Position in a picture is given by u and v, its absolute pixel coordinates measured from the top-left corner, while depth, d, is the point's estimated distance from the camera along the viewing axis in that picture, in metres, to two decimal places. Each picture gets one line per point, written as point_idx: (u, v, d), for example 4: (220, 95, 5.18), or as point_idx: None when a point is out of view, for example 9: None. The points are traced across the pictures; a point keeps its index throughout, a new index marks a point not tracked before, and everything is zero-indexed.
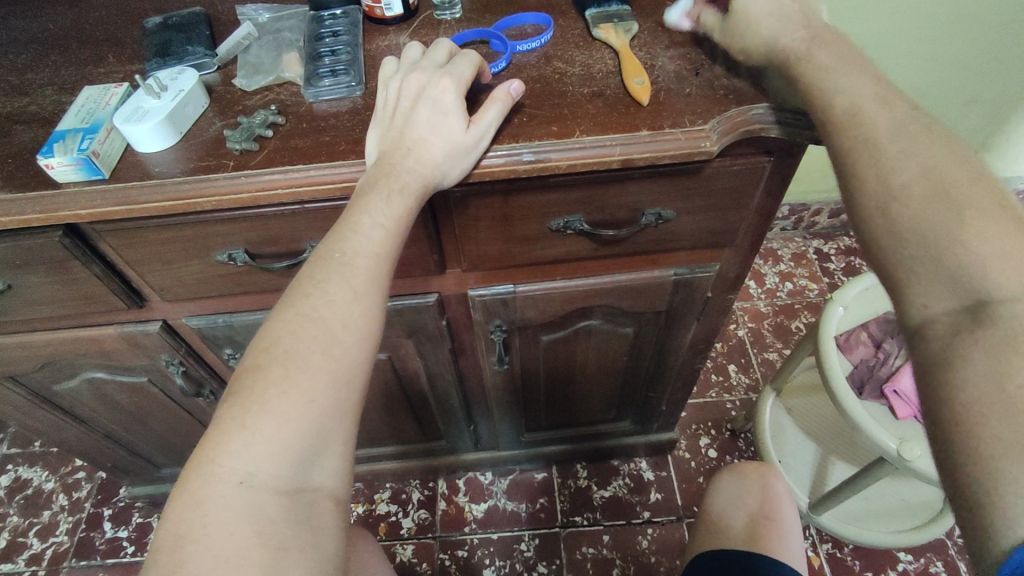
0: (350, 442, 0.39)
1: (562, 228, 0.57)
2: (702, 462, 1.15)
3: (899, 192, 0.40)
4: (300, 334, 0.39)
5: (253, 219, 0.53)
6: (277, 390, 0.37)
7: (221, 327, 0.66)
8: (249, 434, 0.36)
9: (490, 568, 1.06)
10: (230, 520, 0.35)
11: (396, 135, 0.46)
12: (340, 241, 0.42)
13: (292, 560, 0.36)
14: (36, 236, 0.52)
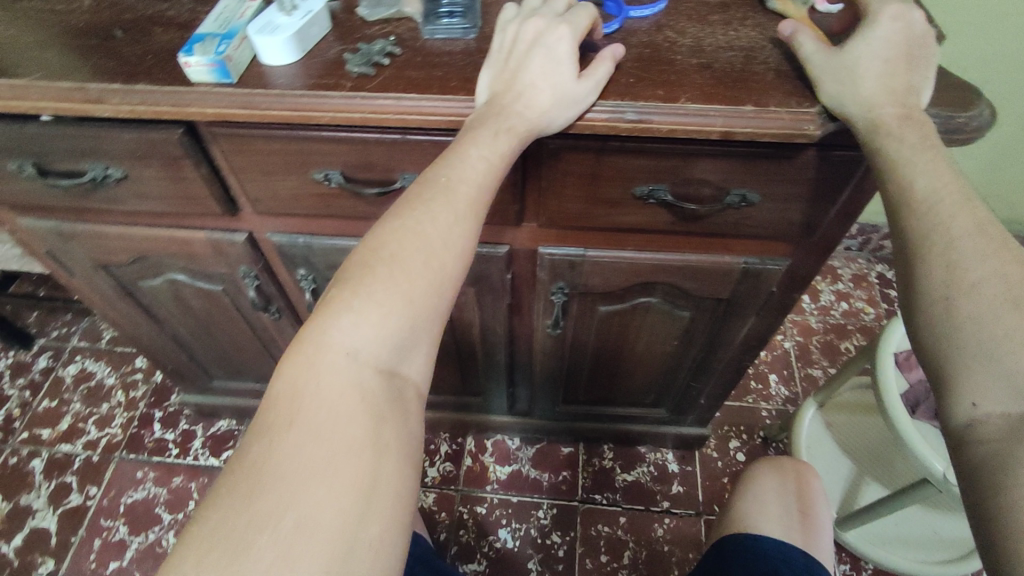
0: (437, 341, 0.44)
1: (645, 196, 0.58)
2: (729, 464, 1.15)
3: (949, 262, 0.38)
4: (405, 242, 0.43)
5: (356, 143, 0.56)
6: (382, 285, 0.41)
7: (300, 247, 0.70)
8: (358, 316, 0.41)
9: (506, 528, 1.09)
10: (337, 383, 0.39)
11: (510, 79, 0.48)
12: (446, 167, 0.45)
13: (387, 428, 0.40)
14: (159, 130, 0.55)
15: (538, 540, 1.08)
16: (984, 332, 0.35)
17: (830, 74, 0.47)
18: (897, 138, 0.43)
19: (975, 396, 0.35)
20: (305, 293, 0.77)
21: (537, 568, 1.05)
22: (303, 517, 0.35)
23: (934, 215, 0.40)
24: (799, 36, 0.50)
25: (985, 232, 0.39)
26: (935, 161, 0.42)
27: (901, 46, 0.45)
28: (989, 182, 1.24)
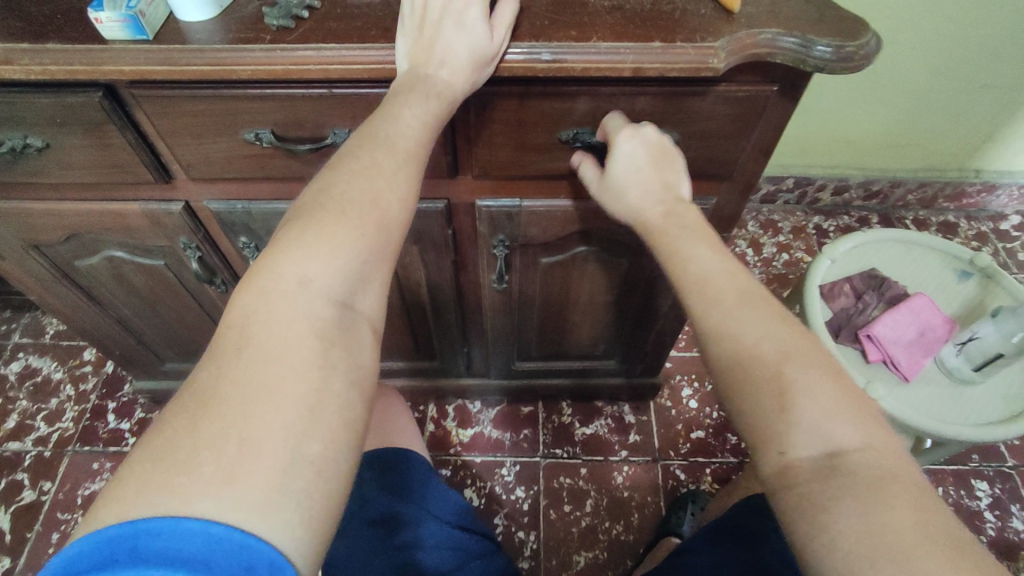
0: (387, 277, 0.45)
1: (571, 139, 0.60)
2: (682, 411, 1.20)
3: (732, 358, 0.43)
4: (351, 183, 0.45)
5: (282, 100, 0.56)
6: (332, 220, 0.43)
7: (239, 213, 0.70)
8: (309, 247, 0.42)
9: (471, 488, 1.12)
10: (285, 311, 0.39)
11: (422, 49, 0.49)
12: (382, 122, 0.48)
13: (338, 352, 0.40)
14: (78, 95, 0.55)
15: (503, 496, 1.11)
16: (769, 385, 0.41)
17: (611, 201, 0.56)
18: (668, 233, 0.50)
19: (781, 445, 0.40)
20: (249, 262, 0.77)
21: (502, 522, 1.08)
22: (248, 433, 0.34)
23: (715, 315, 0.44)
24: (584, 164, 0.61)
25: (758, 308, 0.44)
26: (705, 250, 0.48)
27: (640, 150, 0.54)
28: (910, 128, 1.31)
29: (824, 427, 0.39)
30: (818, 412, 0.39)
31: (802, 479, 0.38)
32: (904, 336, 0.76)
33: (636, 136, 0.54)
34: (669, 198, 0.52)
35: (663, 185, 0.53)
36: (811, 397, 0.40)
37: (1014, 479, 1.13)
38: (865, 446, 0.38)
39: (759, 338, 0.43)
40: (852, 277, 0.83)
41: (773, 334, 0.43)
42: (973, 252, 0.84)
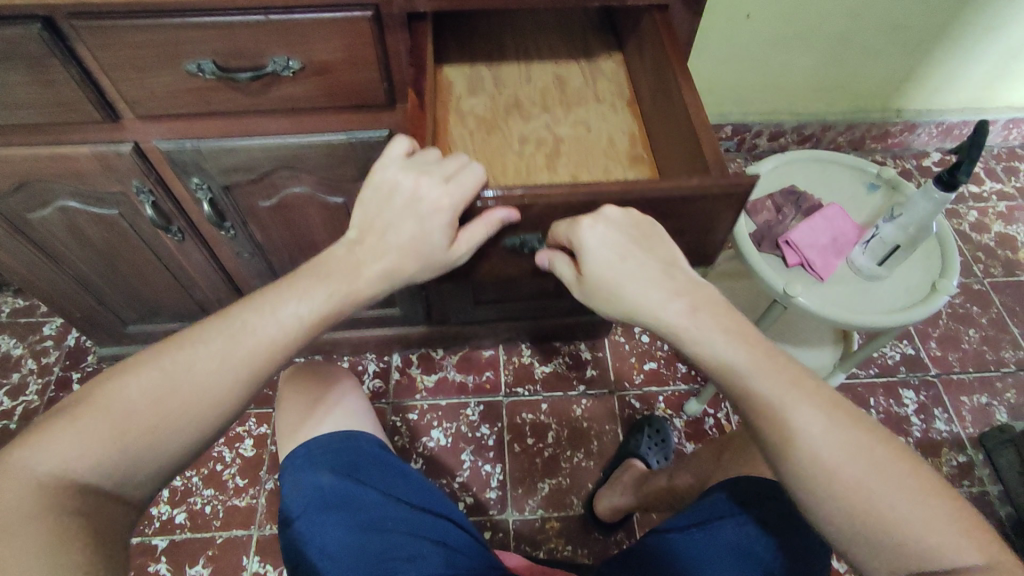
0: (154, 462, 0.49)
1: (520, 245, 0.60)
2: (635, 345, 1.27)
3: (817, 466, 0.50)
4: (152, 380, 0.49)
5: (221, 28, 0.60)
6: (101, 409, 0.48)
7: (188, 152, 0.73)
8: (67, 435, 0.46)
9: (438, 429, 1.17)
10: (22, 493, 0.44)
11: (374, 228, 0.56)
12: (204, 325, 0.53)
13: (70, 531, 0.44)
14: (18, 27, 0.57)
15: (468, 434, 1.16)
16: (844, 484, 0.49)
17: (604, 301, 0.56)
18: (707, 339, 0.54)
19: (876, 548, 0.49)
20: (203, 204, 0.80)
21: (469, 458, 1.14)
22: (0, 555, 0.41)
23: (788, 427, 0.51)
24: (556, 261, 0.59)
25: (831, 414, 0.51)
26: (750, 357, 0.53)
27: (618, 236, 0.54)
28: (833, 71, 1.39)
29: (908, 524, 0.48)
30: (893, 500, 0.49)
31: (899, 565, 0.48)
32: (818, 242, 0.83)
33: (601, 218, 0.54)
34: (689, 287, 0.55)
35: (666, 279, 0.54)
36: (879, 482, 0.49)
37: (936, 385, 1.23)
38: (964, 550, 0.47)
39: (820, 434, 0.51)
40: (773, 193, 0.90)
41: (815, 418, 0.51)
42: (879, 166, 0.92)
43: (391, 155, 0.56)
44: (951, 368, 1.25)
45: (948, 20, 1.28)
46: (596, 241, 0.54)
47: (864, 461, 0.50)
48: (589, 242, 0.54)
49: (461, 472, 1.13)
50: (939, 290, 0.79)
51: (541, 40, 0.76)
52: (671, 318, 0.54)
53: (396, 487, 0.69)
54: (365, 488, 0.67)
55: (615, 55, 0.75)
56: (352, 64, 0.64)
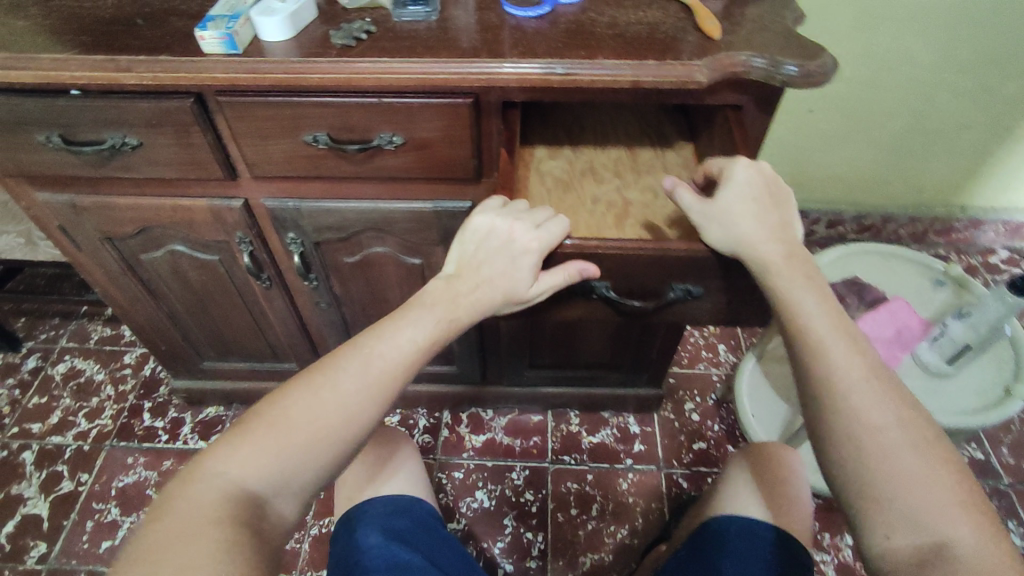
0: (310, 481, 0.48)
1: (588, 290, 0.59)
2: (685, 423, 1.25)
3: (837, 411, 0.46)
4: (302, 403, 0.48)
5: (340, 107, 0.68)
6: (267, 427, 0.48)
7: (290, 210, 0.81)
8: (235, 452, 0.46)
9: (482, 490, 1.17)
10: (202, 500, 0.44)
11: (470, 265, 0.59)
12: (350, 349, 0.52)
13: (246, 543, 0.44)
14: (174, 100, 0.67)
15: (512, 498, 1.16)
16: (887, 458, 0.43)
17: (711, 225, 0.54)
18: (789, 282, 0.51)
19: (887, 531, 0.42)
20: (294, 257, 0.87)
21: (512, 523, 1.13)
22: (190, 555, 0.41)
23: (843, 391, 0.46)
24: (676, 190, 0.56)
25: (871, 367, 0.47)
26: (817, 301, 0.50)
27: (760, 185, 0.54)
28: (896, 165, 1.41)
29: (927, 502, 0.42)
30: (931, 492, 0.42)
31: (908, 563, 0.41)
32: (883, 334, 0.83)
33: (754, 167, 0.54)
34: (787, 238, 0.53)
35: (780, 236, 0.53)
36: (922, 471, 0.42)
37: (1010, 495, 1.16)
38: (967, 538, 0.40)
39: (879, 412, 0.45)
40: (834, 283, 0.91)
41: (879, 399, 0.45)
42: (945, 264, 0.93)
43: (489, 208, 0.61)
44: None
45: (1014, 124, 1.30)
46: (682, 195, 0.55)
47: (906, 434, 0.44)
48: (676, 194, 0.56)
49: (502, 537, 1.12)
50: (1012, 396, 0.77)
51: (618, 129, 0.83)
52: (763, 254, 0.52)
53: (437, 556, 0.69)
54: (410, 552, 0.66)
55: (687, 146, 0.80)
56: (449, 142, 0.71)
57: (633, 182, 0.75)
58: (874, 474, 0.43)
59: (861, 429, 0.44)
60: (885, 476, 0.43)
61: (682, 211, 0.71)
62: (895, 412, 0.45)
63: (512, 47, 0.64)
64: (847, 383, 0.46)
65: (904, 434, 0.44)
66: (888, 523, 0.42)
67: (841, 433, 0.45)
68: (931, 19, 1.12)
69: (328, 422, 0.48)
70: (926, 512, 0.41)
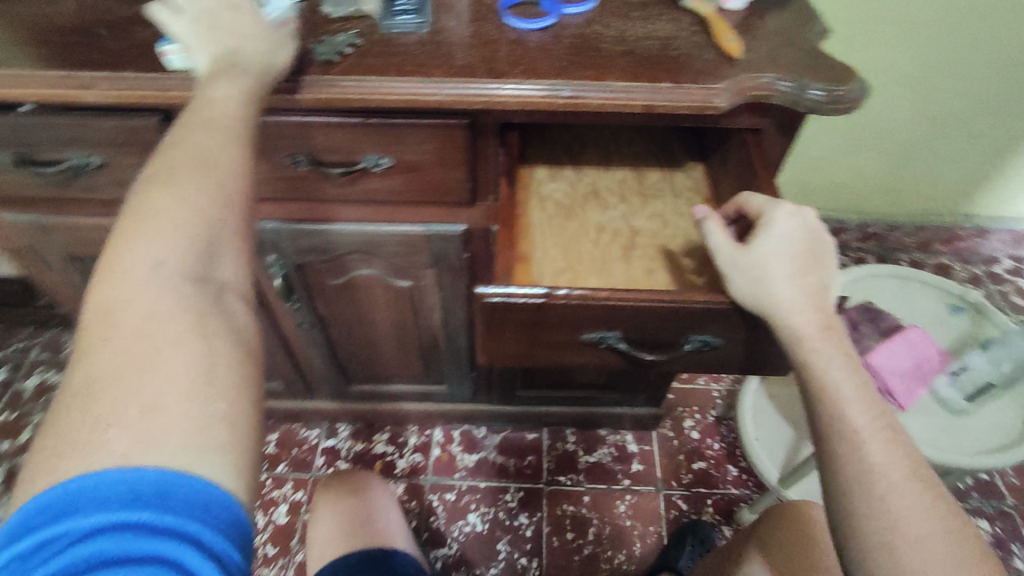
0: (242, 255, 0.42)
1: (596, 341, 0.53)
2: (685, 442, 1.21)
3: (889, 541, 0.40)
4: (171, 202, 0.40)
5: (322, 127, 0.61)
6: (153, 224, 0.39)
7: (270, 232, 0.75)
8: (139, 255, 0.38)
9: (475, 513, 1.13)
10: (140, 310, 0.36)
11: (203, 27, 0.51)
12: (189, 132, 0.44)
13: (214, 322, 0.38)
14: (138, 119, 0.60)
15: (506, 522, 1.12)
16: None
17: (742, 274, 0.49)
18: (823, 354, 0.46)
19: None
20: (275, 280, 0.81)
21: (505, 548, 1.09)
22: (142, 404, 0.33)
23: (886, 498, 0.41)
24: (708, 223, 0.52)
25: (916, 478, 0.42)
26: (854, 381, 0.46)
27: (803, 236, 0.49)
28: (904, 173, 1.37)
29: None
30: None
31: None
32: (901, 367, 0.78)
33: (800, 212, 0.50)
34: (827, 305, 0.48)
35: (815, 294, 0.48)
36: None
37: (1013, 517, 1.13)
38: None
39: (923, 523, 0.41)
40: (848, 308, 0.87)
41: (924, 510, 0.41)
42: (963, 288, 0.89)
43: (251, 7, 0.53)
44: None
45: None
46: (714, 231, 0.51)
47: (953, 549, 0.40)
48: (707, 227, 0.52)
49: (496, 563, 1.08)
50: None
51: (623, 147, 0.77)
52: (797, 316, 0.47)
53: None
54: None
55: (697, 166, 0.74)
56: (442, 164, 0.65)
57: (639, 208, 0.70)
58: None
59: (908, 544, 0.40)
60: None
61: (693, 243, 0.66)
62: (943, 528, 0.41)
63: (513, 65, 0.58)
64: (888, 487, 0.42)
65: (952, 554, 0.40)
66: None
67: (881, 543, 0.41)
68: (948, 25, 1.07)
69: (215, 197, 0.41)
70: None
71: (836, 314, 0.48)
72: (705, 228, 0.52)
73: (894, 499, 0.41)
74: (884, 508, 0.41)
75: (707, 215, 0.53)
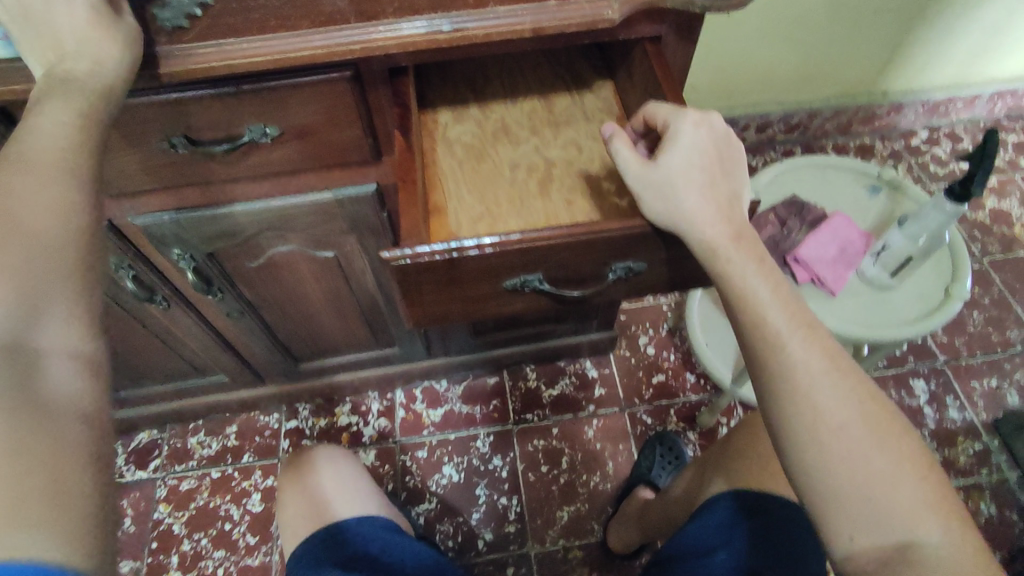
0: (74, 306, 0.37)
1: (519, 286, 0.52)
2: (642, 358, 1.24)
3: (814, 435, 0.45)
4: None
5: (192, 102, 0.55)
6: None
7: (167, 225, 0.69)
8: None
9: (449, 465, 1.14)
10: None
11: None
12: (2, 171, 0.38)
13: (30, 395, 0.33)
14: None
15: (481, 467, 1.14)
16: (856, 466, 0.44)
17: (650, 192, 0.48)
18: (739, 264, 0.48)
19: (851, 533, 0.44)
20: (187, 273, 0.76)
21: (484, 492, 1.12)
22: None
23: (809, 396, 0.45)
24: (615, 141, 0.51)
25: (835, 367, 0.46)
26: (768, 285, 0.48)
27: (710, 147, 0.49)
28: (819, 59, 1.36)
29: (897, 508, 0.43)
30: (897, 495, 0.43)
31: (866, 567, 0.43)
32: (826, 254, 0.81)
33: (706, 122, 0.49)
34: (734, 213, 0.49)
35: (723, 204, 0.49)
36: (894, 483, 0.43)
37: (946, 372, 1.22)
38: (936, 537, 0.42)
39: (841, 409, 0.45)
40: (775, 205, 0.87)
41: (843, 399, 0.45)
42: (879, 167, 0.90)
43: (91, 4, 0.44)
44: (959, 354, 1.24)
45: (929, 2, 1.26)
46: (621, 150, 0.50)
47: (868, 429, 0.45)
48: (615, 146, 0.50)
49: (477, 507, 1.10)
50: (952, 297, 0.77)
51: (528, 74, 0.73)
52: (707, 229, 0.48)
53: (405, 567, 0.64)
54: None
55: (606, 84, 0.71)
56: (334, 123, 0.60)
57: (552, 138, 0.67)
58: (845, 483, 0.44)
59: (832, 435, 0.44)
60: (854, 483, 0.44)
61: (610, 165, 0.64)
62: (865, 415, 0.45)
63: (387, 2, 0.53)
64: (812, 384, 0.45)
65: (869, 437, 0.44)
66: (854, 524, 0.44)
67: (806, 436, 0.45)
68: None
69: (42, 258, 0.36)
70: (891, 521, 0.43)
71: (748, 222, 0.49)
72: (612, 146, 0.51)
73: (819, 395, 0.45)
74: (807, 403, 0.45)
75: (614, 132, 0.51)
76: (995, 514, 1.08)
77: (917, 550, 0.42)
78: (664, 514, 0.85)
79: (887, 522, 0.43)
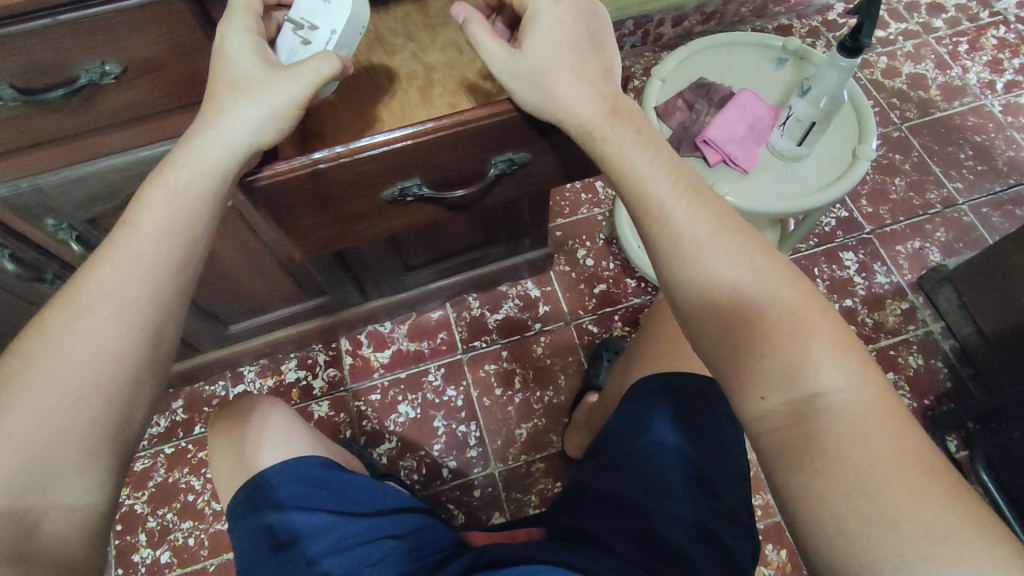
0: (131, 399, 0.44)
1: (397, 195, 0.58)
2: (582, 271, 1.24)
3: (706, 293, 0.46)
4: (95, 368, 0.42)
5: (4, 44, 0.48)
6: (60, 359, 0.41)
7: (28, 193, 0.63)
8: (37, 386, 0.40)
9: (404, 403, 1.14)
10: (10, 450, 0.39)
11: None
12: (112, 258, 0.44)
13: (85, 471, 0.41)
14: None
15: (436, 400, 1.14)
16: (757, 327, 0.44)
17: (520, 79, 0.50)
18: (615, 137, 0.50)
19: (762, 392, 0.44)
20: (71, 244, 0.71)
21: (443, 423, 1.13)
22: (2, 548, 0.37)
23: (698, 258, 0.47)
24: (473, 28, 0.51)
25: (724, 228, 0.47)
26: (649, 158, 0.50)
27: (571, 23, 0.50)
28: None
29: (800, 361, 0.43)
30: (801, 350, 0.43)
31: (779, 424, 0.43)
32: (736, 133, 0.80)
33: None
34: (608, 89, 0.51)
35: (592, 81, 0.51)
36: (794, 338, 0.43)
37: (873, 241, 1.26)
38: (842, 384, 0.42)
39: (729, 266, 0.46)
40: (682, 91, 0.86)
41: (737, 260, 0.46)
42: (784, 39, 0.89)
43: (292, 97, 0.48)
44: (884, 222, 1.27)
45: None
46: (483, 38, 0.51)
47: (759, 281, 0.45)
48: (476, 33, 0.51)
49: (437, 439, 1.11)
50: (859, 157, 0.78)
51: None
52: (583, 110, 0.50)
53: (348, 499, 0.66)
54: (314, 512, 0.63)
55: None
56: (181, 52, 0.54)
57: (430, 43, 0.63)
58: (750, 342, 0.44)
59: (726, 297, 0.46)
60: (757, 341, 0.44)
61: None
62: (757, 274, 0.46)
63: None
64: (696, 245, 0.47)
65: (762, 294, 0.45)
66: (761, 383, 0.44)
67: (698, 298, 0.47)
68: None
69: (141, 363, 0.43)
70: (796, 373, 0.43)
71: (621, 94, 0.52)
72: (473, 35, 0.51)
73: (706, 259, 0.46)
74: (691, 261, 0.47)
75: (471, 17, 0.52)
76: (923, 366, 1.15)
77: (825, 402, 0.42)
78: (603, 411, 0.87)
79: (790, 376, 0.43)
